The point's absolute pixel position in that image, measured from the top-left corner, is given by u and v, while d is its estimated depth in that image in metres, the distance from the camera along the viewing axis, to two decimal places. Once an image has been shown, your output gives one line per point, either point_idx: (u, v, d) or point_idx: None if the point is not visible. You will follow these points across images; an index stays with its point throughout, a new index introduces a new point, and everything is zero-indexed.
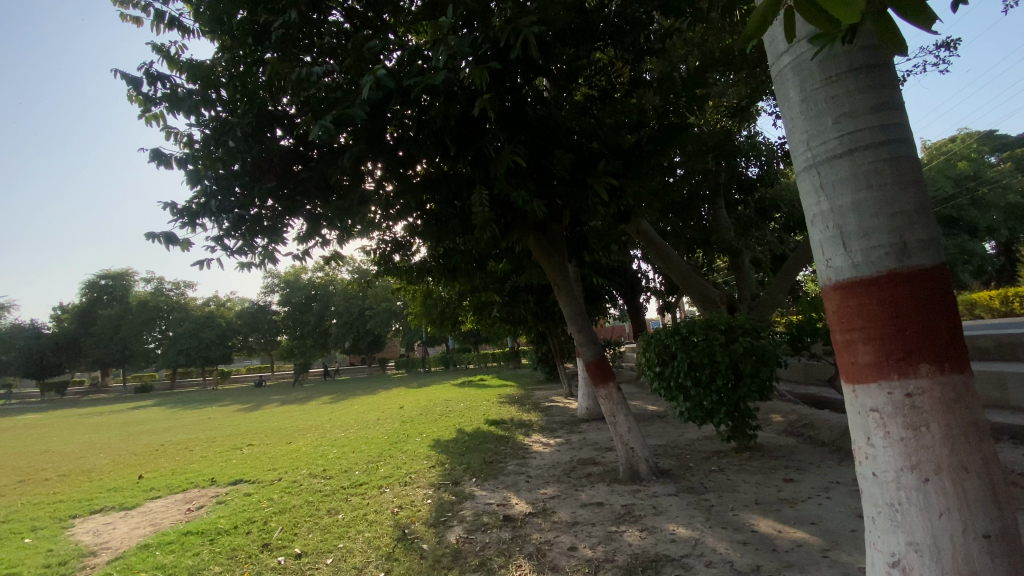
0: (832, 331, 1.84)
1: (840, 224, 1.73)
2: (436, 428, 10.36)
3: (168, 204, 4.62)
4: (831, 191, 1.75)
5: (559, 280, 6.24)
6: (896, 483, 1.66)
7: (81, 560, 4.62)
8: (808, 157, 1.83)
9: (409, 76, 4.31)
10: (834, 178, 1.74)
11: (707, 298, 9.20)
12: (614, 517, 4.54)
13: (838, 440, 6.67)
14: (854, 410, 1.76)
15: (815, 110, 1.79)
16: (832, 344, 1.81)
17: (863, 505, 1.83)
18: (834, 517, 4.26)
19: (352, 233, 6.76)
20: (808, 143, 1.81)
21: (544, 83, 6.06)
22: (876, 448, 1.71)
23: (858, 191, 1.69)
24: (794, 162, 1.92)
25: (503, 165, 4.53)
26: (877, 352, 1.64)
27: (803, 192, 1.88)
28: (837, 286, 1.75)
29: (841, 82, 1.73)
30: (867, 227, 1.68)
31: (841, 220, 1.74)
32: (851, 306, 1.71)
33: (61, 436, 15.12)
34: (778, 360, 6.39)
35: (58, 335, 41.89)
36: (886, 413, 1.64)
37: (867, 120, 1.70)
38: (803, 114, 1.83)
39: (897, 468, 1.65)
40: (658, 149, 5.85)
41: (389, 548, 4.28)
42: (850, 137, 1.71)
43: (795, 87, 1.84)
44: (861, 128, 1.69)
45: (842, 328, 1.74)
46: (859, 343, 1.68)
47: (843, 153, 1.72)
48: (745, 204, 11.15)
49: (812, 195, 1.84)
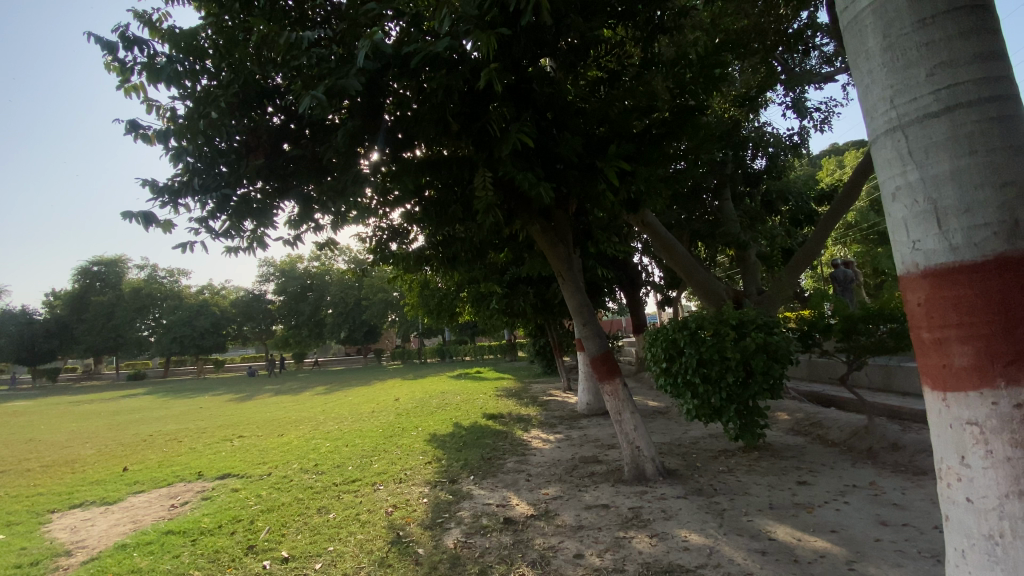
0: (916, 330, 1.82)
1: (935, 198, 1.72)
2: (432, 422, 10.10)
3: (147, 182, 4.30)
4: (923, 158, 1.74)
5: (564, 270, 5.96)
6: (998, 512, 1.61)
7: (54, 560, 4.33)
8: (893, 117, 1.82)
9: (409, 45, 3.99)
10: (927, 143, 1.73)
11: (712, 292, 8.92)
12: (621, 522, 4.29)
13: (849, 441, 6.45)
14: (946, 425, 1.73)
15: (904, 61, 1.78)
16: (918, 345, 1.78)
17: (947, 534, 1.78)
18: (855, 525, 4.03)
19: (347, 219, 6.47)
20: (893, 100, 1.81)
21: (549, 64, 5.73)
22: (972, 470, 1.67)
23: (960, 158, 1.68)
24: (870, 122, 1.91)
25: (510, 146, 4.24)
26: (979, 352, 1.62)
27: (885, 159, 1.86)
28: (927, 272, 1.74)
29: (936, 26, 1.73)
30: (968, 201, 1.67)
31: (935, 193, 1.73)
32: (946, 300, 1.69)
33: (47, 424, 14.73)
34: (790, 358, 6.10)
35: (51, 323, 41.31)
36: (988, 427, 1.61)
37: (966, 72, 1.70)
38: (887, 68, 1.82)
39: (999, 495, 1.60)
40: (671, 133, 5.55)
41: (383, 553, 4.01)
42: (947, 92, 1.70)
43: (879, 35, 1.83)
44: (961, 82, 1.69)
45: (933, 327, 1.73)
46: (955, 343, 1.66)
47: (938, 112, 1.71)
48: (751, 196, 10.91)
49: (895, 163, 1.83)
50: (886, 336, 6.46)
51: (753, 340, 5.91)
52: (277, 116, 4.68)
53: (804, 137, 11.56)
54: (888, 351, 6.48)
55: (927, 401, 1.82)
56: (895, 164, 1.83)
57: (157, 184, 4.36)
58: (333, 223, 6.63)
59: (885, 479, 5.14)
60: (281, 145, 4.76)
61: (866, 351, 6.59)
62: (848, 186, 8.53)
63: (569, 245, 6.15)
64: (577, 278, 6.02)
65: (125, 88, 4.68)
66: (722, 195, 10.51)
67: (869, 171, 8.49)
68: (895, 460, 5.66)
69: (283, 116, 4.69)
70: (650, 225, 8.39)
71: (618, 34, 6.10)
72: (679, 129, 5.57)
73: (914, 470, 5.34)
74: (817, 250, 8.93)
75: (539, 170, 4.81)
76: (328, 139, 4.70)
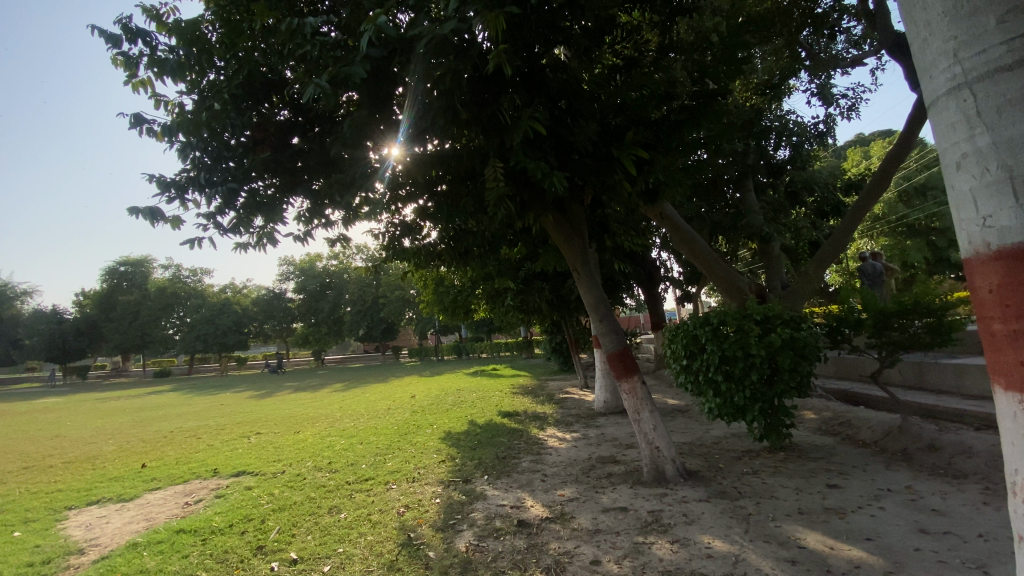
0: (989, 323, 1.64)
1: (1011, 164, 1.56)
2: (447, 420, 9.98)
3: (153, 176, 4.23)
4: (994, 120, 1.60)
5: (579, 265, 5.75)
6: None
7: (65, 559, 4.32)
8: (957, 74, 1.69)
9: (414, 29, 3.83)
10: (1000, 101, 1.59)
11: (735, 286, 8.62)
12: (640, 526, 4.11)
13: (881, 442, 6.14)
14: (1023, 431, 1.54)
15: (969, 8, 1.67)
16: (991, 339, 1.62)
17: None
18: (892, 532, 3.77)
19: (359, 214, 6.37)
20: (957, 54, 1.69)
21: (563, 52, 5.55)
22: None
23: None
24: (931, 83, 1.78)
25: (521, 134, 4.06)
26: None
27: (950, 123, 1.72)
28: (1001, 253, 1.57)
29: None
30: None
31: (1012, 160, 1.56)
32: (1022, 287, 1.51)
33: (73, 421, 15.04)
34: (818, 354, 5.82)
35: (80, 322, 42.49)
36: None
37: None
38: (949, 17, 1.72)
39: None
40: (692, 119, 5.29)
41: (392, 556, 3.88)
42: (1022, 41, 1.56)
43: None
44: None
45: (1008, 318, 1.55)
46: None
47: (1011, 65, 1.58)
48: (774, 187, 10.57)
49: (962, 127, 1.69)
50: (920, 330, 6.14)
51: (779, 336, 5.64)
52: (284, 113, 4.64)
53: (830, 124, 11.16)
54: (923, 347, 6.16)
55: (1001, 404, 1.63)
56: (961, 129, 1.69)
57: (164, 178, 4.29)
58: (345, 218, 6.52)
59: (923, 482, 4.85)
60: (291, 138, 4.69)
61: (900, 347, 6.27)
62: (878, 174, 8.16)
63: (585, 238, 5.94)
64: (593, 273, 5.81)
65: (132, 83, 4.62)
66: (744, 186, 10.18)
67: (901, 158, 8.10)
68: (932, 463, 5.35)
69: (289, 110, 4.60)
70: (669, 217, 8.12)
71: (635, 18, 5.89)
72: (700, 115, 5.31)
73: (953, 473, 5.03)
74: (845, 242, 8.56)
75: (552, 160, 4.62)
76: (334, 128, 4.62)
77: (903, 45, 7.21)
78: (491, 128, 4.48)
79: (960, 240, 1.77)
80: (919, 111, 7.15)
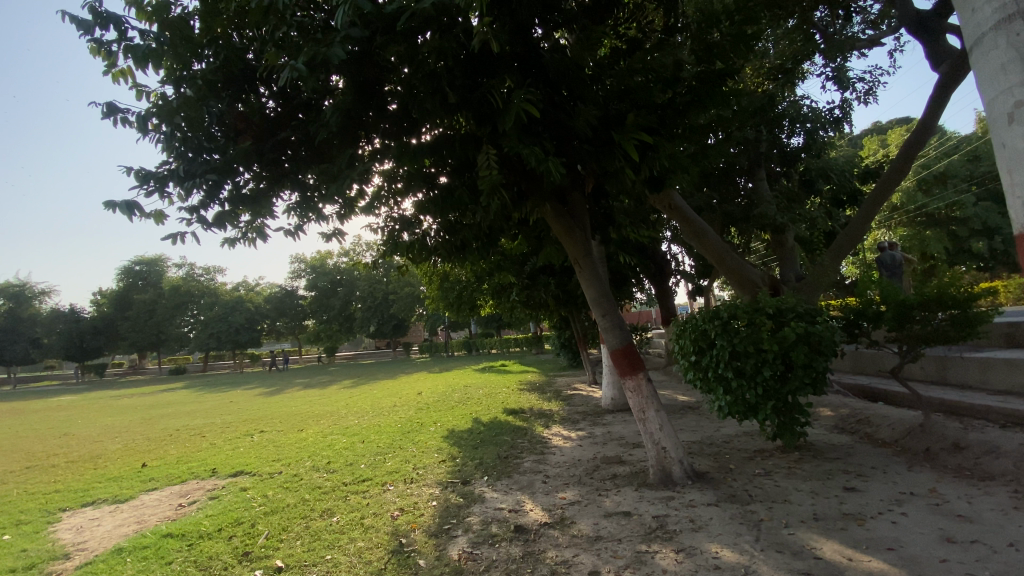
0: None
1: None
2: (452, 418, 9.79)
3: (131, 168, 4.07)
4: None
5: (580, 257, 5.48)
6: None
7: (49, 564, 4.20)
8: (1007, 5, 1.71)
9: (396, 7, 3.63)
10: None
11: (746, 279, 8.28)
12: (643, 533, 3.87)
13: (901, 441, 5.83)
14: None
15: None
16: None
17: None
18: (915, 542, 3.49)
19: (355, 208, 6.19)
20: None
21: (564, 37, 5.33)
22: None
23: None
24: (976, 21, 1.80)
25: (512, 118, 3.85)
26: None
27: (996, 69, 1.71)
28: None
29: None
30: None
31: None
32: None
33: (84, 418, 15.14)
34: (835, 349, 5.52)
35: (97, 320, 43.12)
36: None
37: None
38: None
39: None
40: (701, 102, 5.00)
41: (381, 565, 3.70)
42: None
43: None
44: None
45: None
46: None
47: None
48: (788, 176, 10.24)
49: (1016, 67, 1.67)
50: (944, 324, 5.82)
51: (793, 331, 5.34)
52: (275, 108, 4.47)
53: (846, 110, 10.78)
54: (947, 340, 5.83)
55: None
56: (1012, 71, 1.67)
57: (142, 171, 4.13)
58: (341, 212, 6.34)
59: (948, 485, 4.54)
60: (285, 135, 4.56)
61: (922, 340, 5.95)
62: (897, 159, 7.78)
63: (586, 229, 5.66)
64: (595, 266, 5.53)
65: (111, 73, 4.49)
66: (756, 175, 9.85)
67: (922, 142, 7.71)
68: (957, 463, 5.04)
69: (276, 100, 4.43)
70: (677, 208, 7.81)
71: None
72: (707, 98, 5.02)
73: (980, 475, 4.71)
74: (863, 231, 8.21)
75: (548, 145, 4.38)
76: (319, 114, 4.43)
77: (923, 23, 6.83)
78: (483, 113, 4.25)
79: (1013, 208, 1.69)
80: (939, 92, 6.76)
